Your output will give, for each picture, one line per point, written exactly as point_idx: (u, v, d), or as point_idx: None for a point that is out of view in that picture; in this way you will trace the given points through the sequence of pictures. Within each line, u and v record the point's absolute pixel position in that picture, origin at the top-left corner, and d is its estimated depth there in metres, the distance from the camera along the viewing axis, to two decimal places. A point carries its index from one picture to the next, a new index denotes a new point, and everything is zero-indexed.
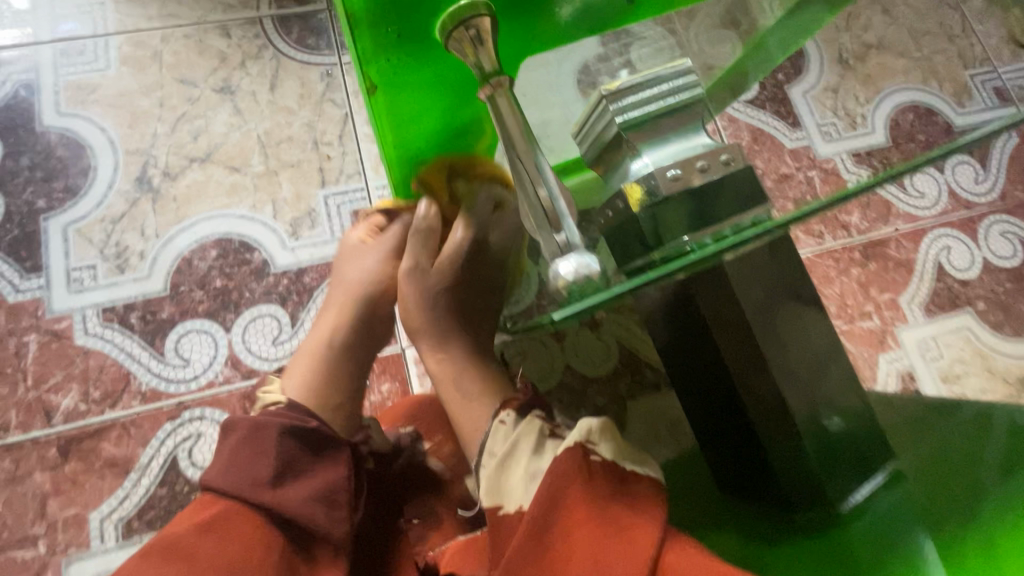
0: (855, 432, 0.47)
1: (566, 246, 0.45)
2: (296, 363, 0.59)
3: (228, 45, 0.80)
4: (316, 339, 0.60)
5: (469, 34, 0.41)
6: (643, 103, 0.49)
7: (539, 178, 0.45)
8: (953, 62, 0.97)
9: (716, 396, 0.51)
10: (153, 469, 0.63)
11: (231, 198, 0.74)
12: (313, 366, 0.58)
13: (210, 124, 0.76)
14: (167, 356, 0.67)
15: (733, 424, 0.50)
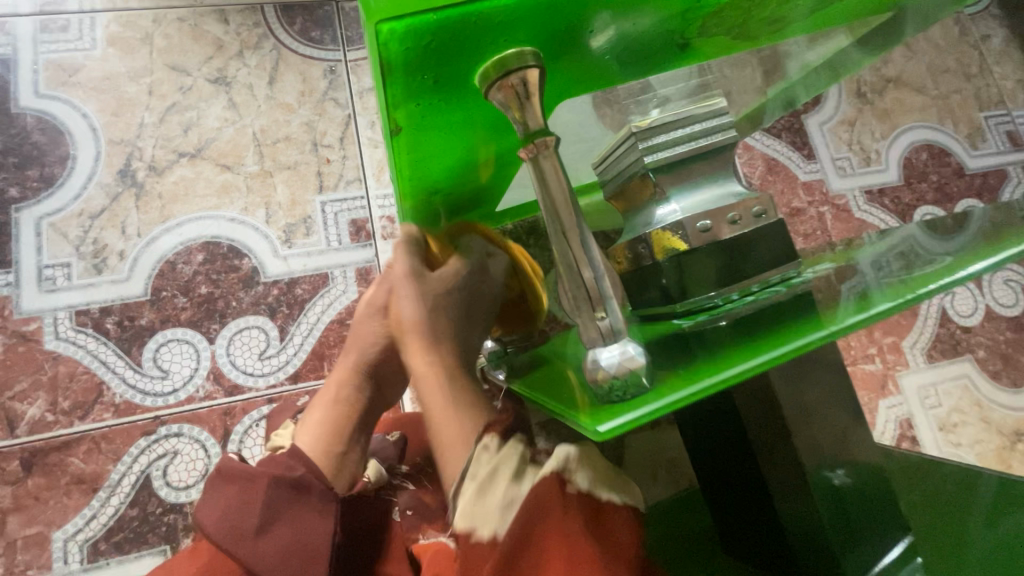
0: (860, 486, 0.48)
1: (611, 334, 0.30)
2: (317, 401, 0.52)
3: (226, 33, 0.75)
4: (328, 393, 0.52)
5: (517, 89, 0.30)
6: (674, 145, 0.46)
7: (584, 258, 0.31)
8: (969, 101, 0.94)
9: (730, 453, 0.49)
10: (124, 487, 0.60)
11: (221, 199, 0.69)
12: (329, 414, 0.50)
13: (203, 117, 0.72)
14: (145, 366, 0.63)
15: (749, 484, 0.49)
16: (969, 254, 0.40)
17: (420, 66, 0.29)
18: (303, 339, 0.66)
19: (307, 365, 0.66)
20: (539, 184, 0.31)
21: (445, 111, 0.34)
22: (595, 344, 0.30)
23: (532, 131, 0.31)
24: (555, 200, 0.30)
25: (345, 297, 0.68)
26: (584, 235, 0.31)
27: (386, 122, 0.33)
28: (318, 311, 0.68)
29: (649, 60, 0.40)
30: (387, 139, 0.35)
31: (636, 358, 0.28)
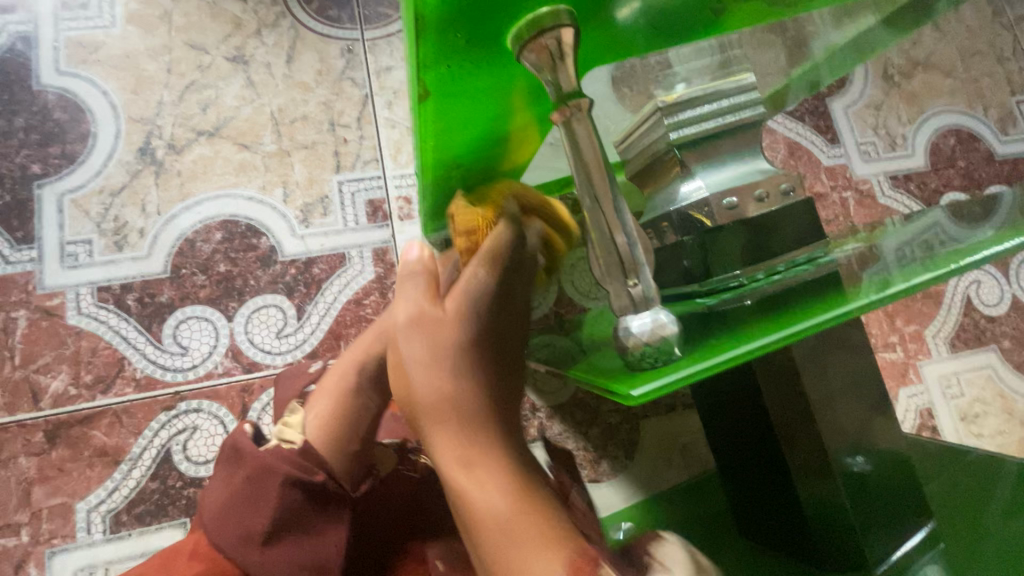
0: (884, 476, 0.47)
1: (641, 300, 0.29)
2: (327, 381, 0.51)
3: (244, 10, 0.74)
4: (335, 374, 0.51)
5: (551, 50, 0.29)
6: (699, 121, 0.46)
7: (617, 224, 0.30)
8: (1001, 84, 0.91)
9: (750, 436, 0.49)
10: (144, 461, 0.61)
11: (239, 177, 0.69)
12: (336, 405, 0.49)
13: (221, 96, 0.71)
14: (165, 342, 0.64)
15: (767, 467, 0.49)
16: (1000, 239, 0.39)
17: (453, 24, 0.28)
18: (320, 318, 0.67)
19: (324, 344, 0.66)
20: (571, 148, 0.31)
21: (475, 76, 0.33)
22: (626, 311, 0.30)
23: (565, 93, 0.30)
24: (588, 163, 0.30)
25: (361, 277, 0.68)
26: (616, 202, 0.30)
27: (414, 84, 0.32)
28: (334, 290, 0.68)
29: (682, 27, 0.39)
30: (413, 103, 0.35)
31: (668, 324, 0.28)
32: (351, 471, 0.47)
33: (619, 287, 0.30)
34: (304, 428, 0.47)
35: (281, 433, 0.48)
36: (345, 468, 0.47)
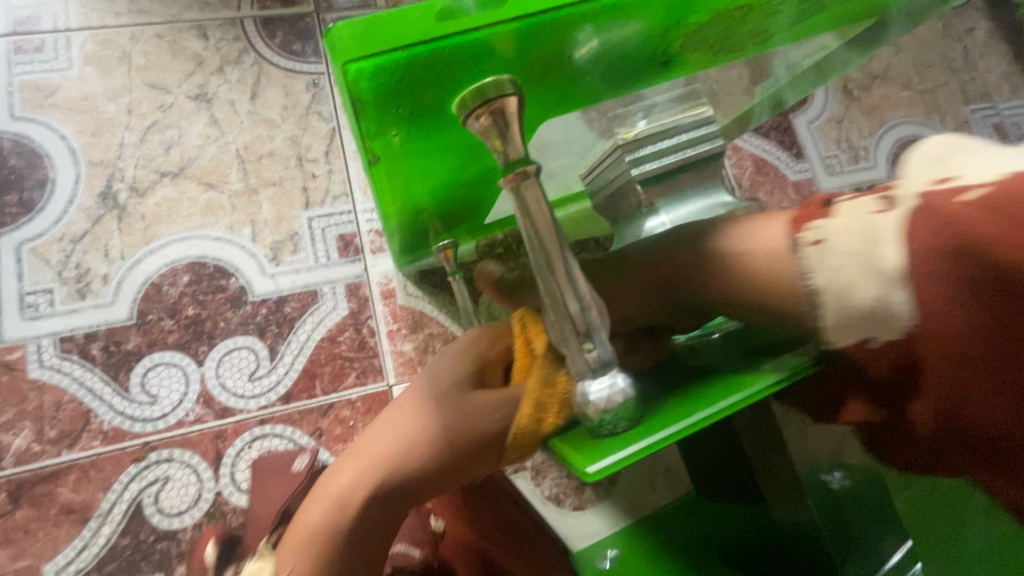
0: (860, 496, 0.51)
1: (599, 365, 0.31)
2: (294, 529, 0.42)
3: (205, 48, 0.74)
4: (303, 524, 0.42)
5: (494, 118, 0.30)
6: (661, 154, 0.46)
7: (569, 290, 0.31)
8: (957, 94, 0.94)
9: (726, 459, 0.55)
10: (114, 516, 0.59)
11: (206, 218, 0.68)
12: (313, 548, 0.40)
13: (185, 135, 0.70)
14: (133, 391, 0.62)
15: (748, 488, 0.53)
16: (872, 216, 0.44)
17: (390, 99, 0.31)
18: (293, 358, 0.66)
19: (298, 385, 0.65)
20: (522, 215, 0.31)
21: (424, 138, 0.35)
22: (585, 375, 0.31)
23: (512, 159, 0.30)
24: (538, 228, 0.30)
25: (334, 314, 0.68)
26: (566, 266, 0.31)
27: (364, 149, 0.35)
28: (307, 329, 0.67)
29: (633, 76, 0.40)
30: (366, 164, 0.37)
31: (622, 391, 0.31)
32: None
33: (577, 351, 0.31)
34: None
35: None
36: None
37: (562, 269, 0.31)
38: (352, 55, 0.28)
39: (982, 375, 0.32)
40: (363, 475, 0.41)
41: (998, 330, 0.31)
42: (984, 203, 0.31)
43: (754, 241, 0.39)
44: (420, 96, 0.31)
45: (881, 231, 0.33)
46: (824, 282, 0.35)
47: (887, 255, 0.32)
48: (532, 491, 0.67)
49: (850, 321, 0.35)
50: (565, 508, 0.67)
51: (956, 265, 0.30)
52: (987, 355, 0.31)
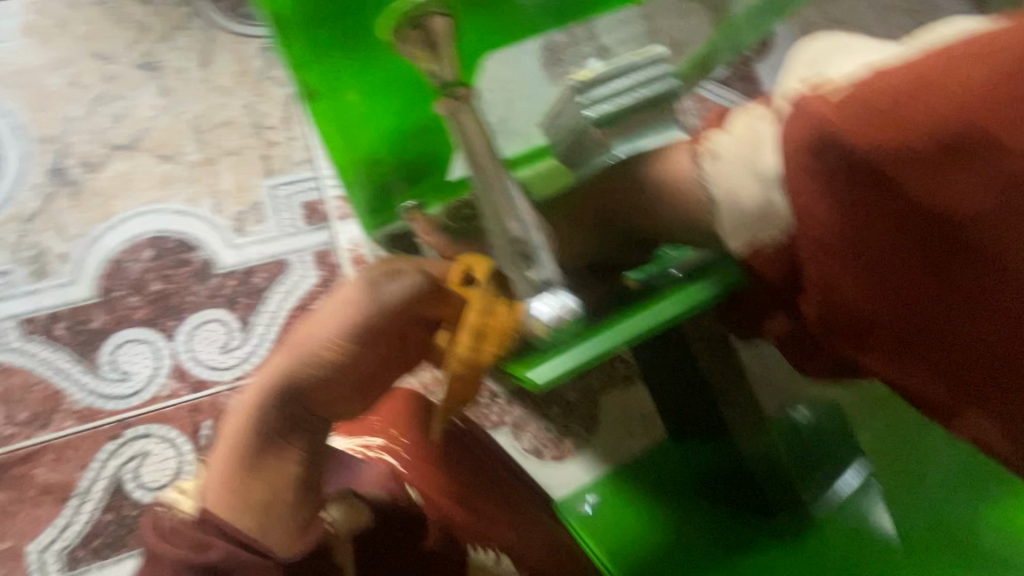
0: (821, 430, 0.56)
1: (541, 287, 0.35)
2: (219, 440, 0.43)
3: (149, 14, 0.71)
4: (221, 448, 0.42)
5: (421, 35, 0.32)
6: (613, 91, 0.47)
7: (510, 212, 0.35)
8: None
9: (689, 402, 0.56)
10: (95, 493, 0.59)
11: (163, 190, 0.67)
12: (231, 453, 0.41)
13: (134, 106, 0.68)
14: (103, 370, 0.61)
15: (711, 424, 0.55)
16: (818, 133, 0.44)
17: (315, 15, 0.33)
18: (265, 329, 0.65)
19: None
20: (464, 139, 0.35)
21: (360, 69, 0.37)
22: (533, 293, 0.35)
23: (448, 82, 0.33)
24: (477, 150, 0.35)
25: (305, 282, 0.67)
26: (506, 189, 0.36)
27: (298, 78, 0.36)
28: (278, 299, 0.66)
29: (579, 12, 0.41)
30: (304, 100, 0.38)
31: (573, 309, 0.34)
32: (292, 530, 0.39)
33: (522, 272, 0.36)
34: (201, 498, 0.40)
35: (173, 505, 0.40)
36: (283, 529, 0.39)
37: (500, 186, 0.35)
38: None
39: (850, 259, 0.33)
40: (267, 384, 0.41)
41: (862, 212, 0.32)
42: (847, 95, 0.31)
43: (669, 167, 0.42)
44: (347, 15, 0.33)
45: (764, 137, 0.35)
46: (715, 187, 0.38)
47: (763, 160, 0.35)
48: (513, 445, 0.69)
49: (739, 221, 0.37)
50: (546, 460, 0.69)
51: (811, 158, 0.32)
52: (846, 239, 0.33)
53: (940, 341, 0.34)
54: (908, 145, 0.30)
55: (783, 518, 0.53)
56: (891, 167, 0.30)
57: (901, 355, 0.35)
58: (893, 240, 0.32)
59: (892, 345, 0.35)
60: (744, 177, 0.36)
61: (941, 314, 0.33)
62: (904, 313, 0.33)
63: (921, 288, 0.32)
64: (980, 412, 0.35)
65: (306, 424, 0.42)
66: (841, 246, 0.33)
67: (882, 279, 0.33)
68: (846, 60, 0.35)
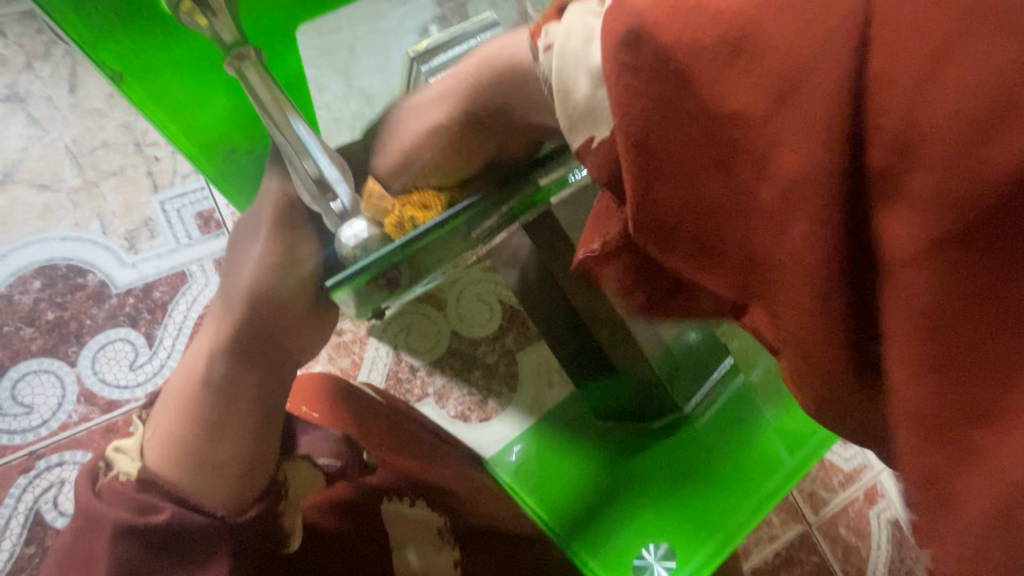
0: (709, 348, 0.54)
1: (341, 216, 0.35)
2: (170, 390, 0.43)
3: (5, 46, 0.69)
4: (174, 397, 0.42)
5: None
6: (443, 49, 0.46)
7: (303, 153, 0.35)
8: None
9: (571, 332, 0.56)
10: (13, 529, 0.58)
11: (45, 220, 0.66)
12: (182, 418, 0.40)
13: (3, 140, 0.67)
14: (6, 406, 0.61)
15: (594, 353, 0.54)
16: None
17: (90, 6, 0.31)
18: (173, 341, 0.65)
19: None
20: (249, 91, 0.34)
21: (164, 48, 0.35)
22: (338, 225, 0.36)
23: (228, 43, 0.32)
24: (260, 101, 0.34)
25: (207, 290, 0.67)
26: (300, 132, 0.35)
27: (98, 63, 0.34)
28: (182, 310, 0.66)
29: None
30: (116, 86, 0.36)
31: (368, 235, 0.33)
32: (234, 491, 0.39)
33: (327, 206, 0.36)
34: (141, 454, 0.39)
35: (115, 467, 0.39)
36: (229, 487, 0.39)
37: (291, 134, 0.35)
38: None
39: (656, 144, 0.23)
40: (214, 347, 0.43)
41: (671, 105, 0.22)
42: None
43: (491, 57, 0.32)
44: None
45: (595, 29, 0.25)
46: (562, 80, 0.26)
47: (587, 66, 0.25)
48: (439, 414, 0.72)
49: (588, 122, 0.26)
50: (472, 422, 0.72)
51: (628, 54, 0.23)
52: (659, 136, 0.23)
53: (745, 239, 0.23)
54: (695, 39, 0.21)
55: (669, 424, 0.55)
56: (686, 65, 0.21)
57: (715, 253, 0.24)
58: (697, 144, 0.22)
59: (692, 249, 0.25)
60: (580, 70, 0.25)
61: (754, 197, 0.22)
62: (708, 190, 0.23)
63: (718, 190, 0.23)
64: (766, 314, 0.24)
65: (263, 358, 0.43)
66: (657, 123, 0.22)
67: (692, 169, 0.23)
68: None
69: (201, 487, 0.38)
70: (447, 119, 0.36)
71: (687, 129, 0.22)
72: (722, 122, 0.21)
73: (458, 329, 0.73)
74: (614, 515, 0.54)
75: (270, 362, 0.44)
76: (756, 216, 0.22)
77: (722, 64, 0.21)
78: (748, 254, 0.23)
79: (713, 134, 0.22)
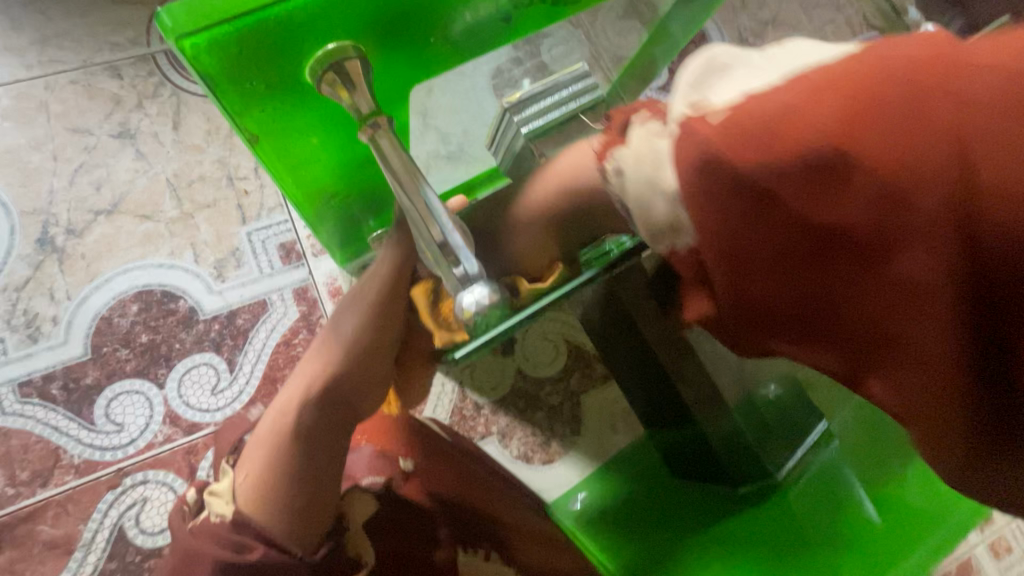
0: (787, 404, 0.57)
1: (464, 280, 0.34)
2: (254, 438, 0.45)
3: (120, 87, 0.75)
4: (260, 440, 0.44)
5: (341, 78, 0.34)
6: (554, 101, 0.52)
7: (430, 219, 0.35)
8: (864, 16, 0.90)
9: (650, 372, 0.57)
10: (98, 543, 0.61)
11: (146, 248, 0.71)
12: (267, 459, 0.43)
13: (113, 172, 0.73)
14: (98, 423, 0.64)
15: (669, 397, 0.56)
16: None
17: (242, 74, 0.33)
18: (252, 367, 0.68)
19: (261, 392, 0.67)
20: (380, 158, 0.35)
21: (298, 111, 0.37)
22: (461, 289, 0.35)
23: (365, 112, 0.35)
24: (394, 168, 0.34)
25: (286, 319, 0.69)
26: (426, 196, 0.35)
27: (238, 128, 0.36)
28: (262, 336, 0.69)
29: (478, 39, 0.40)
30: (249, 148, 0.38)
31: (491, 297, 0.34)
32: (309, 527, 0.41)
33: (448, 269, 0.35)
34: (233, 498, 0.42)
35: (209, 507, 0.42)
36: (307, 530, 0.41)
37: (418, 197, 0.35)
38: (186, 29, 0.29)
39: (763, 211, 0.28)
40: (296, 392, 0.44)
41: (793, 230, 0.28)
42: (815, 84, 0.27)
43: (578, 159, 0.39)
44: (267, 66, 0.33)
45: (661, 154, 0.31)
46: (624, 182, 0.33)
47: (663, 179, 0.31)
48: (501, 453, 0.71)
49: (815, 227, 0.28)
50: (535, 464, 0.70)
51: (702, 175, 0.29)
52: (754, 255, 0.29)
53: (908, 366, 0.28)
54: (796, 149, 0.26)
55: (755, 490, 0.55)
56: (779, 177, 0.27)
57: (724, 304, 0.32)
58: (825, 267, 0.28)
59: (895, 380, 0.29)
60: (650, 185, 0.31)
61: (878, 317, 0.28)
62: (789, 245, 0.28)
63: (864, 341, 0.29)
64: (882, 380, 0.30)
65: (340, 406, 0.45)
66: (736, 250, 0.29)
67: (832, 280, 0.28)
68: (723, 85, 0.31)
69: (280, 526, 0.40)
70: (579, 194, 0.40)
71: (818, 257, 0.28)
72: (837, 232, 0.27)
73: (523, 368, 0.72)
74: (694, 561, 0.52)
75: (341, 409, 0.45)
76: (886, 325, 0.28)
77: (814, 177, 0.26)
78: (874, 348, 0.29)
79: (818, 243, 0.28)
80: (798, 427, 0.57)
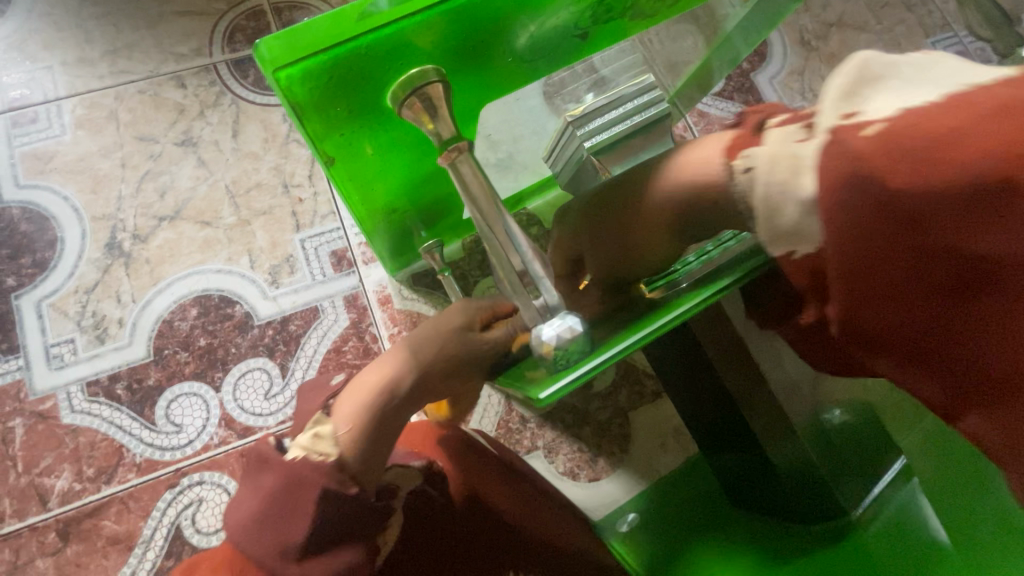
0: (854, 432, 0.57)
1: (545, 311, 0.34)
2: (350, 391, 0.44)
3: (184, 96, 0.77)
4: (361, 391, 0.43)
5: (423, 104, 0.34)
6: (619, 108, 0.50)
7: (511, 248, 0.35)
8: (934, 15, 0.85)
9: (705, 395, 0.56)
10: (156, 541, 0.63)
11: (205, 253, 0.72)
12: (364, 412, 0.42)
13: (176, 180, 0.75)
14: (159, 424, 0.66)
15: (721, 420, 0.55)
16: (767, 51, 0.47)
17: (328, 101, 0.33)
18: (304, 372, 0.68)
19: None
20: (461, 186, 0.35)
21: (375, 132, 0.37)
22: (540, 320, 0.34)
23: (445, 139, 0.35)
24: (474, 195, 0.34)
25: (337, 325, 0.70)
26: (506, 225, 0.35)
27: (316, 152, 0.37)
28: (313, 343, 0.70)
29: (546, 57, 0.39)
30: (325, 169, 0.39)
31: (575, 330, 0.32)
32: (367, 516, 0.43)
33: (527, 299, 0.35)
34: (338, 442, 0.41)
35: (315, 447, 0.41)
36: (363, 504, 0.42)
37: (499, 224, 0.35)
38: (282, 64, 0.30)
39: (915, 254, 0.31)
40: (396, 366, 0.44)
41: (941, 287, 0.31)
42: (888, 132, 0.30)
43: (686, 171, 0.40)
44: (350, 94, 0.33)
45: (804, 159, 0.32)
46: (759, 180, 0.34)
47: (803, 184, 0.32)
48: (547, 468, 0.69)
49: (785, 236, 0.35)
50: (581, 481, 0.69)
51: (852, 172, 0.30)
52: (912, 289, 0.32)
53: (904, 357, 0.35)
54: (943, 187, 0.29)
55: (825, 528, 0.52)
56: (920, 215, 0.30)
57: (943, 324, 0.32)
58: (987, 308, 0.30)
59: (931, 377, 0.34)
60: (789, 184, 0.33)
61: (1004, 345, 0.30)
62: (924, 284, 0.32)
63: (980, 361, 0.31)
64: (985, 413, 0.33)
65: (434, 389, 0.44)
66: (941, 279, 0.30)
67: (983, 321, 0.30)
68: (881, 98, 0.32)
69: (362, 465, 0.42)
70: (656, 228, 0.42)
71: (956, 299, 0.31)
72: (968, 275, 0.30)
73: None
74: None
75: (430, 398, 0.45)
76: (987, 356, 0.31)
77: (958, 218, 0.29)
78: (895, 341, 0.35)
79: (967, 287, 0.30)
80: (870, 464, 0.54)
